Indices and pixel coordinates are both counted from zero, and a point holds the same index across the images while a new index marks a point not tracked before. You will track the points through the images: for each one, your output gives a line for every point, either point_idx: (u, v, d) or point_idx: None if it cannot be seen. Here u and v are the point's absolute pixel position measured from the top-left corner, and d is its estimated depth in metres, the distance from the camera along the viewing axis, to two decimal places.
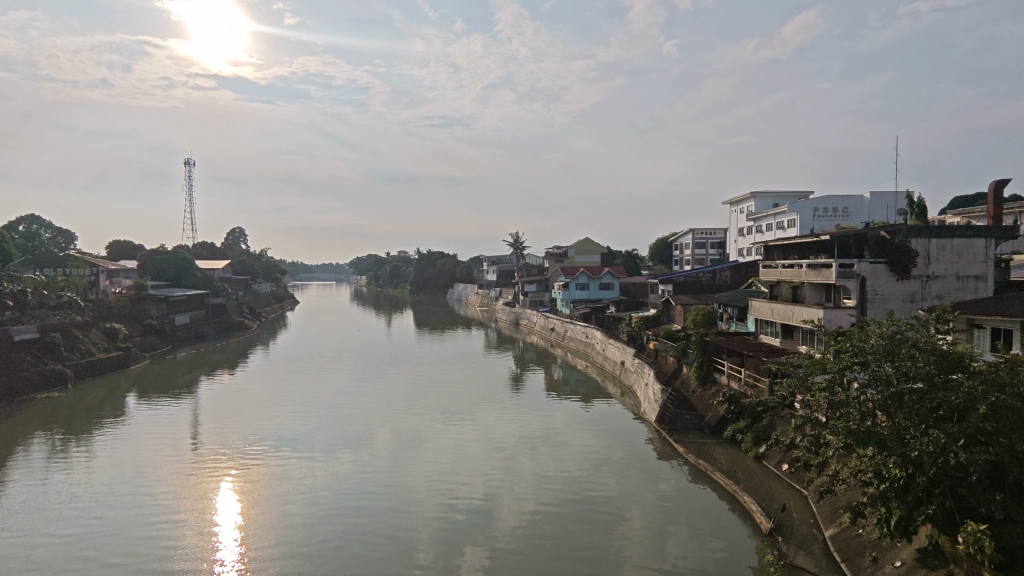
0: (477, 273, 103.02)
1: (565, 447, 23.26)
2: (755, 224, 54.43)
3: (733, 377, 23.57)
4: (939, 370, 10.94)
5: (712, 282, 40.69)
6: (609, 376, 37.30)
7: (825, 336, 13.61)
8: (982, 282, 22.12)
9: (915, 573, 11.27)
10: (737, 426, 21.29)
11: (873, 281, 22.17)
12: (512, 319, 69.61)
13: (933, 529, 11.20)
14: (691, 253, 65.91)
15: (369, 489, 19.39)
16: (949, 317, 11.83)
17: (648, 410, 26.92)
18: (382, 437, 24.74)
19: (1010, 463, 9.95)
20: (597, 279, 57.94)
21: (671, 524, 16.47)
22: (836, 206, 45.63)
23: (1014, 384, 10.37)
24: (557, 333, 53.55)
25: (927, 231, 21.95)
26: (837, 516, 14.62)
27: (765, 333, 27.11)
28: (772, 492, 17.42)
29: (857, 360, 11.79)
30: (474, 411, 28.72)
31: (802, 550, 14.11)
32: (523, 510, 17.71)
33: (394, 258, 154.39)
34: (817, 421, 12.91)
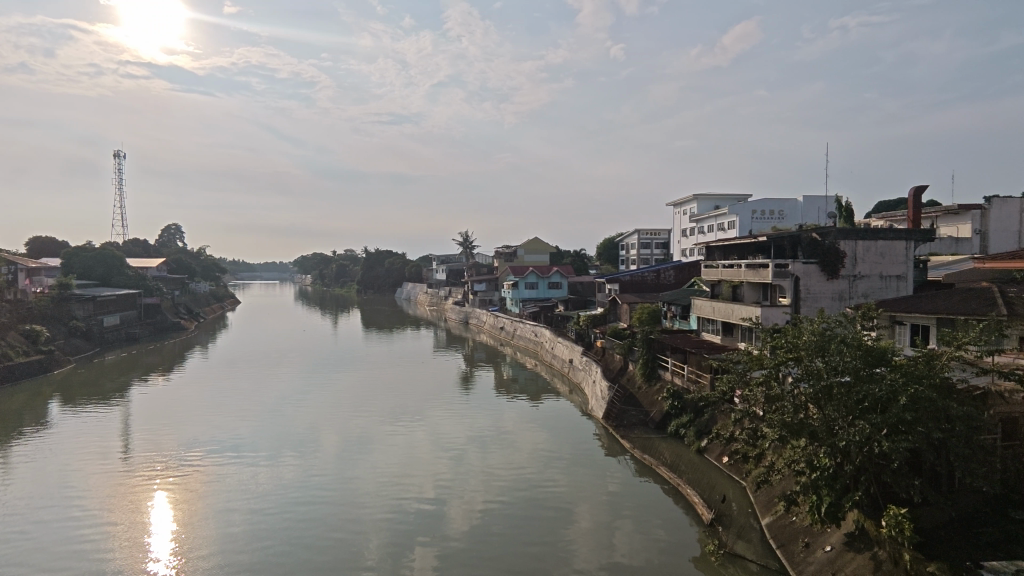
0: (426, 272, 102.00)
1: (514, 444, 23.37)
2: (697, 225, 56.27)
3: (677, 374, 24.29)
4: (864, 364, 11.60)
5: (656, 282, 41.78)
6: (557, 374, 37.67)
7: (762, 333, 14.18)
8: (903, 281, 23.61)
9: (843, 556, 11.91)
10: (680, 421, 21.95)
11: (806, 281, 23.35)
12: (461, 318, 69.32)
13: (859, 514, 11.87)
14: (636, 253, 67.49)
15: (315, 491, 18.89)
16: (874, 313, 12.55)
17: (596, 407, 27.33)
18: (327, 439, 24.11)
19: (928, 450, 10.59)
20: (546, 279, 58.46)
21: (619, 518, 16.74)
22: (772, 208, 47.68)
23: (931, 376, 10.99)
24: (506, 332, 53.66)
25: (854, 233, 23.23)
26: (772, 504, 15.29)
27: (707, 331, 28.08)
28: (713, 483, 18.02)
29: (791, 357, 12.40)
30: (423, 411, 28.44)
31: (741, 539, 14.66)
32: (473, 508, 17.58)
33: (341, 256, 150.73)
34: (755, 415, 13.46)
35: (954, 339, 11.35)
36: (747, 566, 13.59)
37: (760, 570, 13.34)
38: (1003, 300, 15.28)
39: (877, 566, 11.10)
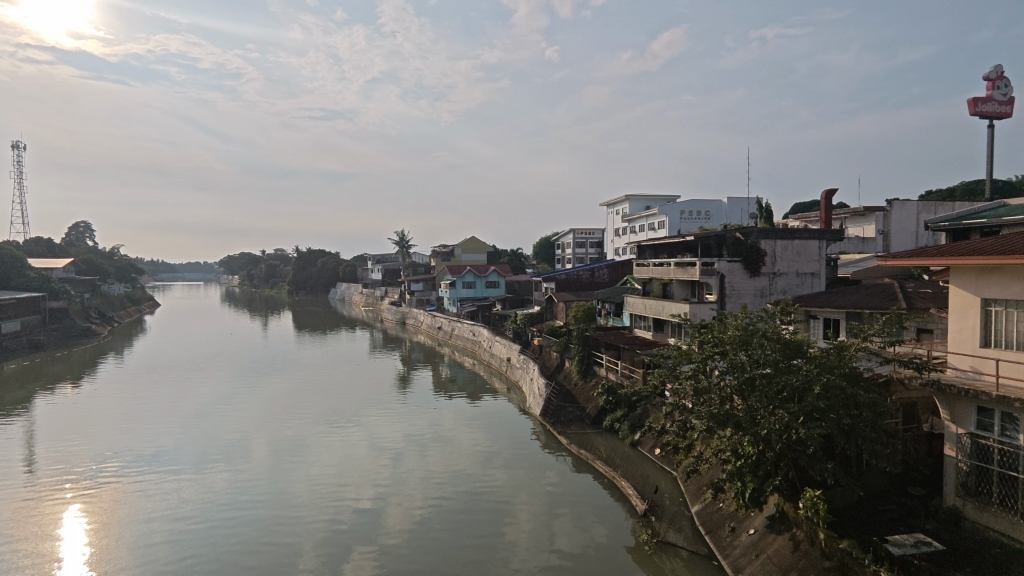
0: (361, 272, 99.77)
1: (453, 444, 23.36)
2: (630, 225, 57.89)
3: (611, 369, 24.94)
4: (783, 357, 12.32)
5: (591, 280, 42.70)
6: (495, 372, 37.75)
7: (691, 329, 14.77)
8: (817, 278, 25.21)
9: (766, 539, 12.60)
10: (615, 416, 22.55)
11: (730, 278, 24.50)
12: (398, 318, 68.29)
13: (780, 498, 12.59)
14: (572, 252, 68.69)
15: (244, 501, 18.10)
16: (791, 308, 13.32)
17: (533, 404, 27.60)
18: (256, 447, 23.10)
19: (839, 435, 11.35)
20: (484, 278, 58.45)
21: (557, 511, 17.08)
22: (699, 209, 49.75)
23: (842, 366, 11.81)
24: (444, 332, 53.31)
25: (774, 233, 24.60)
26: (701, 493, 15.96)
27: (640, 328, 28.97)
28: (646, 475, 18.64)
29: (717, 350, 13.00)
30: (360, 413, 27.84)
31: (673, 527, 15.21)
32: (412, 507, 17.55)
33: (270, 256, 144.77)
34: (684, 407, 14.01)
35: (861, 331, 12.24)
36: (678, 553, 14.09)
37: (690, 556, 13.88)
38: (902, 295, 16.62)
39: (795, 546, 11.77)
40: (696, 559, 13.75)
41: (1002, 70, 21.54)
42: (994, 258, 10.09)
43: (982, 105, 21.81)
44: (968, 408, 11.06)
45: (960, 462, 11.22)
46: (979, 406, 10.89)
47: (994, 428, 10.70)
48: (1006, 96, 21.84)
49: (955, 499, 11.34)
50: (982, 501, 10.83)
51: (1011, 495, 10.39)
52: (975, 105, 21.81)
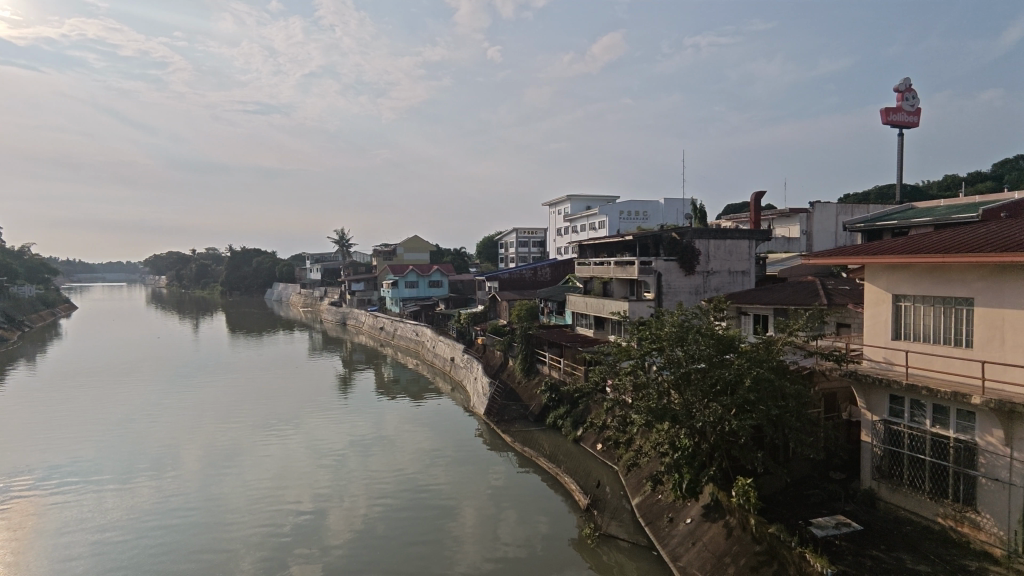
0: (300, 272, 96.82)
1: (397, 445, 23.05)
2: (571, 225, 58.80)
3: (554, 367, 25.25)
4: (716, 352, 12.85)
5: (534, 279, 43.12)
6: (438, 373, 37.44)
7: (630, 326, 15.13)
8: (747, 276, 26.40)
9: (702, 527, 13.10)
10: (558, 413, 22.86)
11: (667, 276, 25.31)
12: (338, 318, 66.64)
13: (714, 488, 13.12)
14: (515, 251, 69.10)
15: (175, 512, 17.27)
16: (724, 305, 13.87)
17: (477, 403, 27.59)
18: (187, 455, 22.02)
19: (769, 425, 11.92)
20: (427, 277, 57.88)
21: (503, 509, 17.15)
22: (637, 209, 51.10)
23: (770, 359, 12.43)
24: (386, 332, 52.46)
25: (707, 233, 25.52)
26: (642, 485, 16.41)
27: (582, 326, 29.51)
28: (588, 470, 18.99)
29: (655, 347, 13.41)
30: (299, 417, 27.02)
31: (614, 520, 15.56)
32: (356, 511, 17.23)
33: (200, 255, 138.04)
34: (624, 402, 14.34)
35: (787, 326, 12.90)
36: (620, 545, 14.42)
37: (631, 547, 14.25)
38: (824, 291, 17.66)
39: (729, 532, 12.29)
40: (636, 550, 14.12)
41: (911, 83, 23.29)
42: (903, 258, 10.87)
43: (894, 115, 23.47)
44: (882, 396, 11.86)
45: (874, 447, 12.02)
46: (892, 394, 11.70)
47: (904, 414, 11.51)
48: (914, 106, 23.60)
49: (871, 482, 12.17)
50: (895, 483, 11.66)
51: (919, 476, 11.25)
52: (887, 115, 23.45)
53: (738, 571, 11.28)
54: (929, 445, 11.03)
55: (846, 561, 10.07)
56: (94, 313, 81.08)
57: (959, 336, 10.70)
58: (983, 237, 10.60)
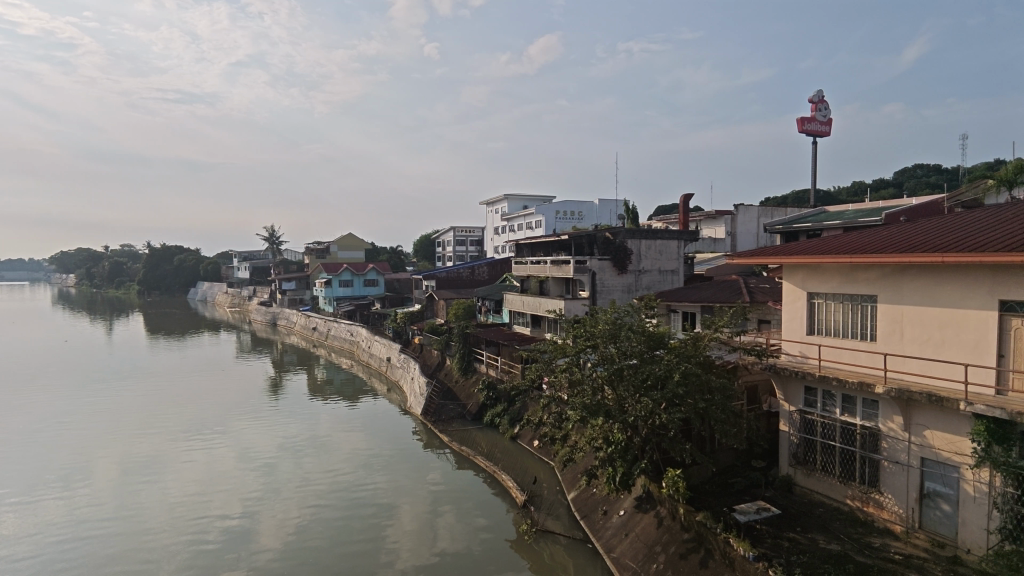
0: (226, 271, 92.46)
1: (331, 448, 22.44)
2: (509, 224, 59.06)
3: (491, 365, 25.34)
4: (647, 348, 13.28)
5: (471, 278, 43.03)
6: (374, 373, 36.71)
7: (565, 324, 15.36)
8: (676, 275, 27.37)
9: (634, 518, 13.51)
10: (495, 411, 22.94)
11: (601, 276, 25.90)
12: (268, 319, 64.09)
13: (646, 479, 13.56)
14: (452, 250, 68.70)
15: (88, 527, 16.13)
16: (654, 303, 14.33)
17: (414, 403, 27.26)
18: (100, 466, 20.59)
19: (696, 417, 12.44)
20: (362, 276, 56.67)
21: (441, 509, 17.04)
22: (573, 209, 51.97)
23: (697, 355, 12.98)
24: (319, 333, 50.86)
25: (639, 233, 26.23)
26: (577, 480, 16.73)
27: (519, 324, 29.72)
28: (525, 466, 19.15)
29: (589, 344, 13.74)
30: (226, 422, 25.84)
31: (551, 515, 15.80)
32: (289, 517, 16.66)
33: (114, 252, 129.00)
34: (560, 399, 14.58)
35: (713, 323, 13.49)
36: (556, 539, 14.67)
37: (567, 541, 14.50)
38: (746, 290, 18.57)
39: (659, 522, 12.73)
40: (573, 544, 14.39)
41: (823, 94, 24.88)
42: (818, 258, 11.59)
43: (808, 124, 25.04)
44: (798, 388, 12.65)
45: (791, 435, 12.80)
46: (806, 386, 12.49)
47: (817, 403, 12.32)
48: (826, 117, 25.25)
49: (789, 469, 12.95)
50: (810, 469, 12.46)
51: (830, 461, 12.08)
52: (803, 123, 24.98)
53: (669, 559, 11.71)
54: (839, 432, 11.86)
55: (766, 543, 10.66)
56: (2, 313, 75.46)
57: (865, 330, 11.54)
58: (888, 239, 11.45)
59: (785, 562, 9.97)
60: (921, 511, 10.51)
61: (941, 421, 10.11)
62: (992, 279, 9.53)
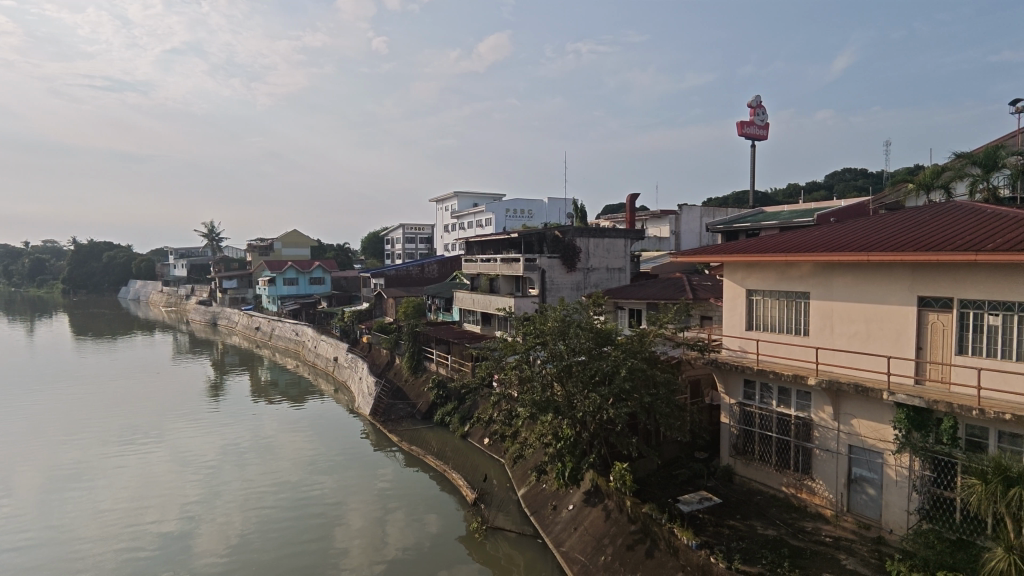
0: (160, 268, 88.04)
1: (276, 451, 21.81)
2: (459, 222, 58.82)
3: (441, 364, 25.21)
4: (595, 344, 13.54)
5: (421, 276, 42.63)
6: (321, 373, 35.87)
7: (515, 321, 15.43)
8: (623, 272, 27.94)
9: (583, 512, 13.73)
10: (445, 409, 22.82)
11: (550, 273, 26.17)
12: (208, 318, 61.51)
13: (594, 473, 13.80)
14: (401, 247, 67.87)
15: (9, 541, 15.15)
16: (602, 301, 14.60)
17: (362, 403, 26.78)
18: (22, 476, 19.32)
19: (642, 412, 12.77)
20: (307, 273, 55.21)
21: (391, 509, 16.84)
22: (523, 208, 52.25)
23: (643, 350, 13.32)
24: (262, 333, 49.20)
25: (588, 232, 26.62)
26: (527, 477, 16.86)
27: (469, 322, 29.66)
28: (476, 464, 19.15)
29: (539, 341, 13.89)
30: (162, 427, 24.70)
31: (501, 512, 15.87)
32: (231, 522, 16.13)
33: (35, 248, 120.60)
34: (510, 396, 14.64)
35: (658, 319, 13.87)
36: (507, 536, 14.74)
37: (517, 537, 14.60)
38: (690, 287, 19.17)
39: (607, 515, 12.99)
40: (523, 539, 14.49)
41: (761, 100, 25.98)
42: (757, 256, 12.08)
43: (747, 128, 26.08)
44: (737, 381, 13.17)
45: (732, 427, 13.31)
46: (745, 379, 13.02)
47: (755, 396, 12.87)
48: (764, 122, 26.35)
49: (729, 459, 13.47)
50: (749, 459, 13.00)
51: (768, 451, 12.64)
52: (742, 127, 25.99)
53: (616, 551, 11.97)
54: (775, 423, 12.42)
55: (708, 532, 11.07)
56: None
57: (799, 325, 12.13)
58: (820, 239, 12.05)
59: (725, 548, 10.40)
60: (849, 495, 11.14)
61: (867, 410, 10.75)
62: (913, 277, 10.19)
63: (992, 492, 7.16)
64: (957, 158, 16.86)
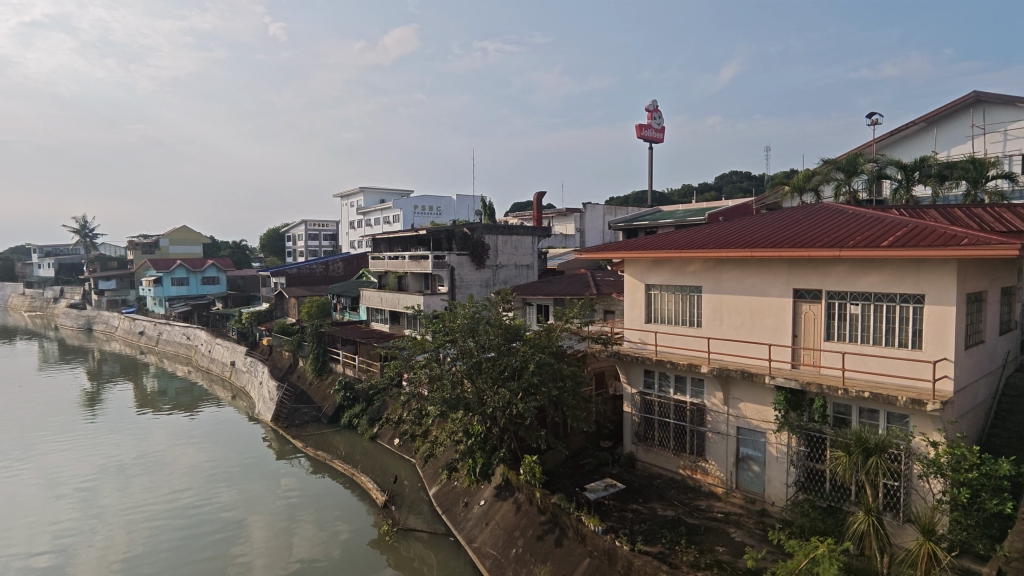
0: (21, 268, 78.54)
1: (166, 464, 20.20)
2: (365, 219, 57.26)
3: (348, 365, 24.48)
4: (503, 340, 13.73)
5: (325, 274, 41.04)
6: (216, 379, 33.58)
7: (425, 320, 15.26)
8: (531, 269, 28.43)
9: (494, 506, 13.85)
10: (353, 412, 22.15)
11: (459, 271, 26.16)
12: (82, 324, 55.61)
13: (505, 468, 13.95)
14: (303, 245, 64.98)
15: None
16: (510, 297, 14.84)
17: (263, 409, 25.39)
18: None
19: (550, 404, 13.10)
20: (199, 272, 51.35)
21: (297, 518, 16.14)
22: (431, 204, 51.72)
23: (550, 345, 13.65)
24: (147, 338, 45.26)
25: (496, 229, 26.88)
26: (438, 475, 16.75)
27: (377, 321, 28.96)
28: (386, 466, 18.77)
29: (448, 339, 13.84)
30: (27, 445, 22.04)
31: (412, 513, 15.65)
32: (115, 545, 14.80)
33: None
34: (420, 395, 14.33)
35: (564, 314, 14.26)
36: (418, 536, 14.59)
37: (430, 537, 14.48)
38: (593, 283, 19.89)
39: (517, 508, 13.17)
40: (435, 538, 14.40)
41: (657, 104, 27.39)
42: (652, 251, 12.78)
43: (645, 130, 27.43)
44: (638, 371, 13.84)
45: (633, 416, 13.98)
46: (644, 369, 13.70)
47: (654, 385, 13.58)
48: (660, 125, 27.83)
49: (632, 447, 14.13)
50: (649, 445, 13.72)
51: (666, 436, 13.39)
52: (641, 130, 27.31)
53: (527, 543, 12.18)
54: (672, 410, 13.18)
55: (613, 517, 11.60)
56: None
57: (692, 317, 12.94)
58: (708, 236, 12.94)
59: (628, 532, 10.95)
60: (737, 473, 12.06)
61: (752, 394, 11.70)
62: (789, 272, 11.19)
63: (855, 462, 8.04)
64: (824, 164, 18.68)
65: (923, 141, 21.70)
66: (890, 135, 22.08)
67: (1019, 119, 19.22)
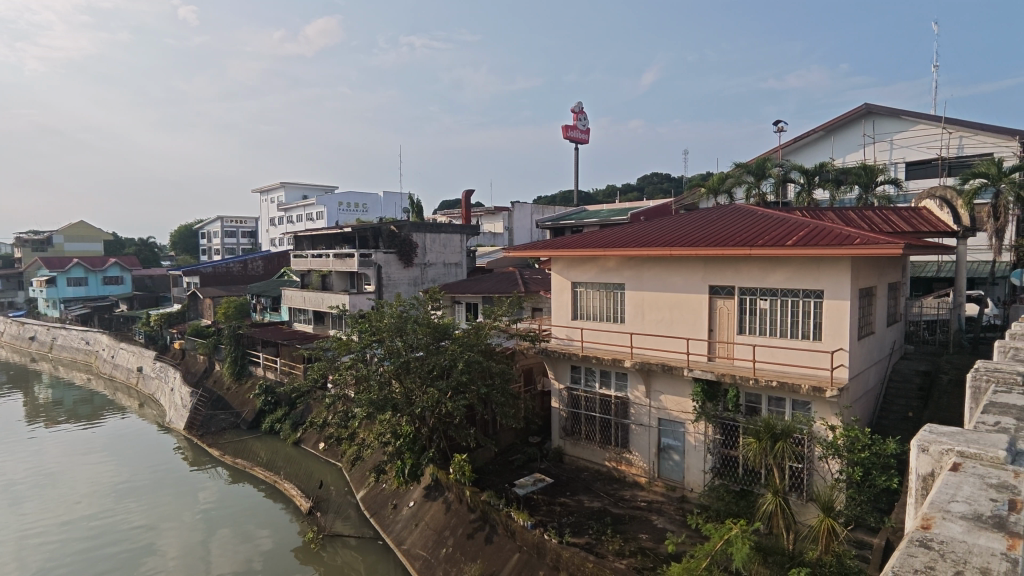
0: None
1: (62, 479, 18.59)
2: (287, 215, 55.00)
3: (269, 367, 23.50)
4: (431, 339, 13.65)
5: (242, 273, 39.06)
6: (120, 387, 31.19)
7: (350, 319, 14.87)
8: (460, 267, 28.30)
9: (423, 506, 13.72)
10: (274, 417, 21.21)
11: (386, 269, 25.65)
12: None
13: (434, 468, 13.83)
14: (219, 242, 61.58)
15: None
16: (439, 296, 14.76)
17: (174, 417, 23.84)
18: None
19: (479, 401, 13.15)
20: (99, 272, 47.39)
21: (213, 529, 15.29)
22: (357, 201, 50.46)
23: (479, 343, 13.67)
24: (40, 344, 41.30)
25: (424, 227, 26.57)
26: (365, 479, 16.36)
27: (300, 321, 27.92)
28: (310, 471, 18.14)
29: (375, 339, 13.56)
30: None
31: (339, 517, 15.21)
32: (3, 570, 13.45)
33: None
34: (346, 397, 13.92)
35: (492, 312, 14.30)
36: (346, 542, 14.22)
37: (358, 542, 14.12)
38: (522, 281, 20.08)
39: (447, 507, 13.10)
40: (364, 543, 14.07)
41: (582, 106, 28.05)
42: (576, 249, 13.07)
43: (571, 131, 28.02)
44: (565, 367, 14.11)
45: (561, 411, 14.27)
46: (572, 365, 13.99)
47: (581, 380, 13.93)
48: (585, 127, 28.49)
49: (560, 441, 14.41)
50: (576, 439, 14.04)
51: (592, 429, 13.74)
52: (567, 130, 27.87)
53: (457, 541, 12.16)
54: (598, 404, 13.54)
55: (541, 511, 11.79)
56: None
57: (616, 313, 13.34)
58: (630, 235, 13.37)
59: (557, 525, 11.19)
60: (658, 463, 12.58)
61: (672, 387, 12.24)
62: (704, 270, 11.78)
63: (764, 447, 8.58)
64: (736, 167, 19.78)
65: (822, 148, 23.44)
66: (794, 141, 23.68)
67: (903, 130, 21.16)
